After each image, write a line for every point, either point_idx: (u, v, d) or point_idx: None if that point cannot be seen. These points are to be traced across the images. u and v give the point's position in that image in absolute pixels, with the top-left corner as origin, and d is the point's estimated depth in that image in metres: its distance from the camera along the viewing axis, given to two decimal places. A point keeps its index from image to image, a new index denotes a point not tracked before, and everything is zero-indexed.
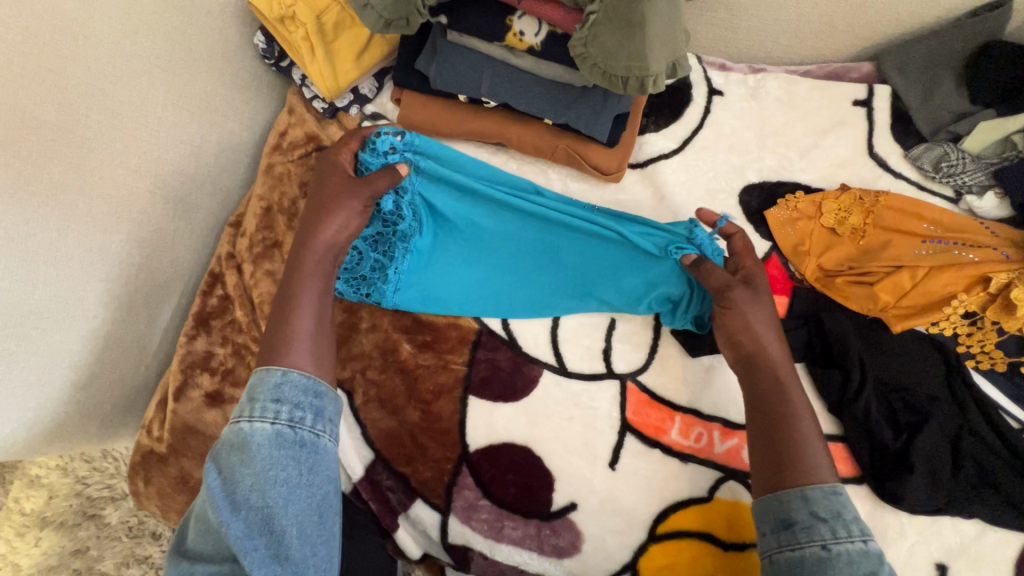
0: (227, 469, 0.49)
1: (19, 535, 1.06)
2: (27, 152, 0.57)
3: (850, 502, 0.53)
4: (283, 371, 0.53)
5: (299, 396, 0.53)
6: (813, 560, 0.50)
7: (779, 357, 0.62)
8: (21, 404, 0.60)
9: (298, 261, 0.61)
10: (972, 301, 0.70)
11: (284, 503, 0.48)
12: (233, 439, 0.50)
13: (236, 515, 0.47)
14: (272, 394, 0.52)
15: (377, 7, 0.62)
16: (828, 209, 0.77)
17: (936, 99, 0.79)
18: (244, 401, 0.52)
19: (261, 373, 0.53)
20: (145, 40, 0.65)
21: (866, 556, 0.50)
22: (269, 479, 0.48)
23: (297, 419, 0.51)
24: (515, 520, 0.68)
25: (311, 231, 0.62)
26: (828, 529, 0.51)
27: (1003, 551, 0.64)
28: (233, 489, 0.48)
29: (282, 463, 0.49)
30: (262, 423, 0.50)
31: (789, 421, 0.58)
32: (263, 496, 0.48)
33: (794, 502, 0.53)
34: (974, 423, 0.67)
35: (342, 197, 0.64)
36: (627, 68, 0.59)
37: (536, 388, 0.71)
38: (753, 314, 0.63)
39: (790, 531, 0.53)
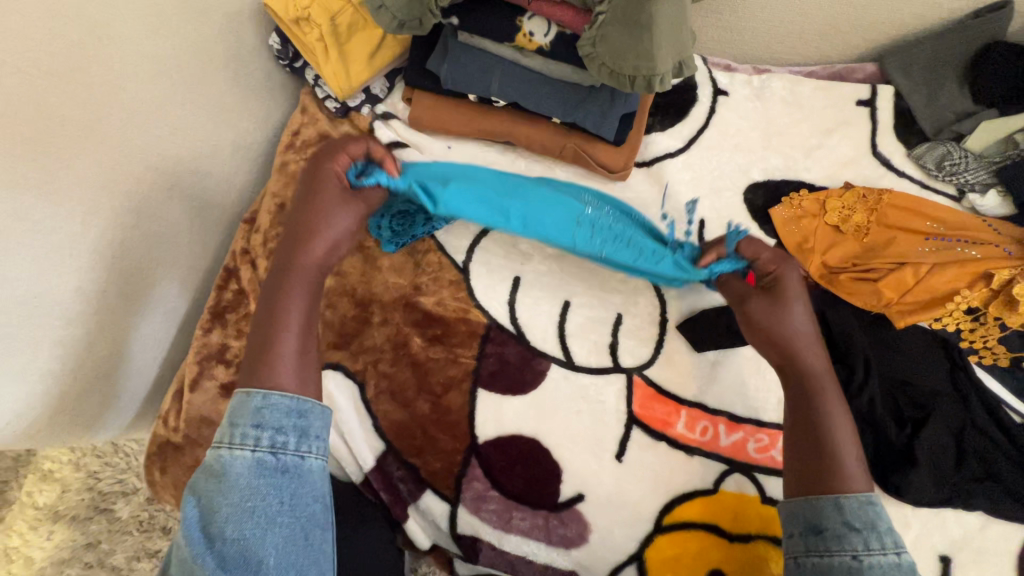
0: (206, 499, 0.49)
1: (32, 529, 1.07)
2: (54, 148, 0.58)
3: (885, 513, 0.53)
4: (263, 394, 0.52)
5: (282, 418, 0.51)
6: (844, 569, 0.50)
7: (821, 369, 0.58)
8: (45, 391, 0.62)
9: (289, 274, 0.56)
10: (974, 297, 0.71)
11: (263, 533, 0.48)
12: (213, 466, 0.50)
13: (215, 546, 0.48)
14: (252, 420, 0.51)
15: (391, 8, 0.64)
16: (831, 208, 0.78)
17: (940, 100, 0.81)
18: (225, 424, 0.52)
19: (239, 395, 0.52)
20: (166, 41, 0.67)
21: (899, 569, 0.50)
22: (245, 510, 0.48)
23: (278, 445, 0.50)
24: (523, 511, 0.69)
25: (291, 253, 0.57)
26: (861, 540, 0.51)
27: (1007, 544, 0.64)
28: (212, 520, 0.49)
29: (261, 493, 0.49)
30: (242, 450, 0.50)
31: (828, 436, 0.56)
32: (239, 528, 0.48)
33: (829, 510, 0.53)
34: (977, 418, 0.67)
35: (325, 211, 0.58)
36: (635, 67, 0.60)
37: (544, 380, 0.72)
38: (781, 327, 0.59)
39: (820, 538, 0.52)
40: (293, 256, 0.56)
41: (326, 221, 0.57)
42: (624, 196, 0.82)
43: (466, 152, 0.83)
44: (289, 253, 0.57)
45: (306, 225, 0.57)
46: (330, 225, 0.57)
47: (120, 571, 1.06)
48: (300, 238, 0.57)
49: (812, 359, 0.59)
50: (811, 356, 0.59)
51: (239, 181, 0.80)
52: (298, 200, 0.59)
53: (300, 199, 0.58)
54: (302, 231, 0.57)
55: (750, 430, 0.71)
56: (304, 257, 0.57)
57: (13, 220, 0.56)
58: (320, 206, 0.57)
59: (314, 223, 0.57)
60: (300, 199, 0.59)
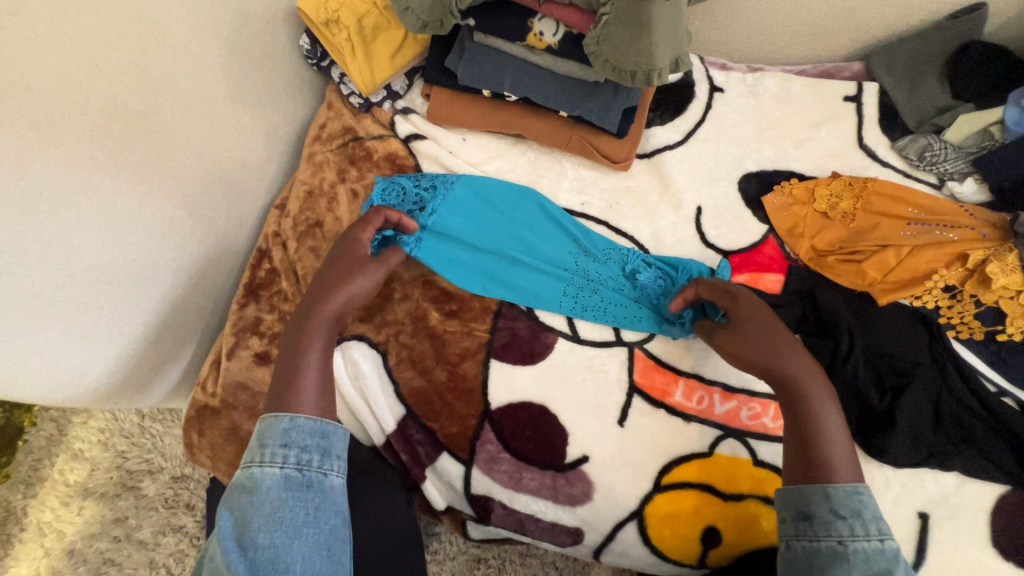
0: (239, 511, 0.56)
1: (64, 505, 1.13)
2: (116, 133, 0.65)
3: (869, 502, 0.58)
4: (290, 417, 0.61)
5: (307, 438, 0.60)
6: (829, 552, 0.57)
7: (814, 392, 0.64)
8: (103, 354, 0.69)
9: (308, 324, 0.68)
10: (951, 276, 0.77)
11: (289, 542, 0.55)
12: (244, 483, 0.58)
13: (247, 554, 0.54)
14: (281, 440, 0.60)
15: (416, 10, 0.71)
16: (819, 195, 0.84)
17: (922, 94, 0.87)
18: (256, 446, 0.60)
19: (269, 420, 0.60)
20: (211, 40, 0.75)
21: (881, 554, 0.55)
22: (275, 520, 0.56)
23: (304, 462, 0.59)
24: (532, 471, 0.75)
25: (316, 303, 0.69)
26: (846, 526, 0.57)
27: (981, 502, 0.69)
28: (245, 529, 0.55)
29: (288, 505, 0.57)
30: (271, 467, 0.58)
31: (812, 430, 0.62)
32: (270, 536, 0.55)
33: (818, 499, 0.59)
34: (954, 387, 0.73)
35: (349, 265, 0.71)
36: (635, 63, 0.67)
37: (552, 352, 0.78)
38: (771, 356, 0.65)
39: (809, 523, 0.59)
40: (313, 309, 0.68)
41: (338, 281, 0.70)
42: (626, 185, 0.88)
43: (481, 144, 0.89)
44: (308, 306, 0.69)
45: (330, 280, 0.70)
46: (343, 282, 0.70)
47: (146, 546, 1.11)
48: (319, 293, 0.70)
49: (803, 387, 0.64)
50: (784, 360, 0.65)
51: (271, 171, 0.87)
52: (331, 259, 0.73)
53: (334, 257, 0.73)
54: (324, 283, 0.71)
55: (743, 399, 0.76)
56: (323, 307, 0.68)
57: (82, 195, 0.63)
58: (340, 265, 0.71)
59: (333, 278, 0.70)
60: (331, 259, 0.73)
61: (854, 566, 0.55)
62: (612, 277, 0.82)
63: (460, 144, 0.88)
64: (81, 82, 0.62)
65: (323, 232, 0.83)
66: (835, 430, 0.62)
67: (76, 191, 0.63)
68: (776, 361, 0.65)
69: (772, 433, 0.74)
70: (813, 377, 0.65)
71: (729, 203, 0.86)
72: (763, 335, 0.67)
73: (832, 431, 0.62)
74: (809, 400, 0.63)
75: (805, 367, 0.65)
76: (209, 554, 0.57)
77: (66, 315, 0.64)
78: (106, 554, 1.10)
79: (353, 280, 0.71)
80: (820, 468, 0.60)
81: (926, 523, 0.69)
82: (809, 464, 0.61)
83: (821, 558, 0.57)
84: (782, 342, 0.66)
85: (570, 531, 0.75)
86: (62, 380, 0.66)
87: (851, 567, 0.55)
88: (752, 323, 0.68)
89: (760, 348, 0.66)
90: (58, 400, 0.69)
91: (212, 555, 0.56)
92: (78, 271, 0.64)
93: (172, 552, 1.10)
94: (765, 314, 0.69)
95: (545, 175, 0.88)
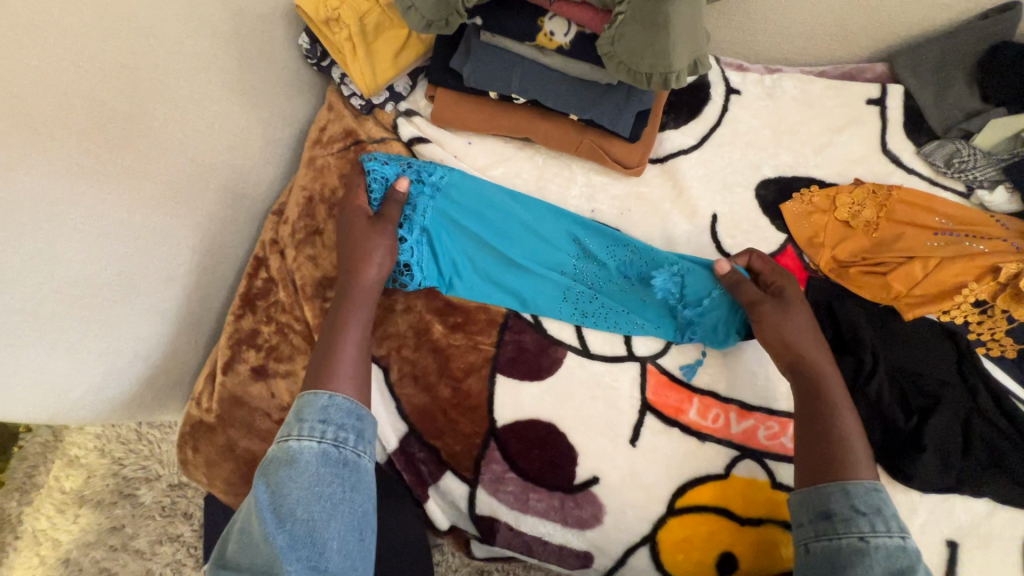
0: (275, 484, 0.57)
1: (60, 512, 1.10)
2: (103, 140, 0.63)
3: (888, 501, 0.58)
4: (330, 395, 0.62)
5: (342, 417, 0.62)
6: (849, 549, 0.56)
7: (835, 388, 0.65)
8: (92, 369, 0.66)
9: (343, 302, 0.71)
10: (983, 290, 0.73)
11: (327, 518, 0.56)
12: (280, 456, 0.58)
13: (283, 527, 0.55)
14: (319, 416, 0.61)
15: (420, 9, 0.67)
16: (841, 203, 0.80)
17: (949, 99, 0.82)
18: (292, 420, 0.61)
19: (309, 395, 0.62)
20: (205, 39, 0.71)
21: (903, 552, 0.54)
22: (315, 494, 0.56)
23: (341, 439, 0.60)
24: (540, 492, 0.72)
25: (351, 277, 0.71)
26: (867, 522, 0.56)
27: (1013, 531, 0.66)
28: (281, 502, 0.56)
29: (326, 481, 0.57)
30: (310, 441, 0.59)
31: (832, 422, 0.63)
32: (308, 510, 0.56)
33: (836, 496, 0.59)
34: (984, 407, 0.69)
35: (371, 237, 0.73)
36: (651, 65, 0.63)
37: (561, 367, 0.75)
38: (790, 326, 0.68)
39: (828, 522, 0.58)
40: (350, 281, 0.71)
41: (363, 255, 0.71)
42: (638, 191, 0.84)
43: (488, 148, 0.86)
44: (345, 281, 0.71)
45: (356, 255, 0.72)
46: (371, 254, 0.71)
47: (143, 555, 1.08)
48: (351, 268, 0.72)
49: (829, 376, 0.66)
50: (806, 346, 0.67)
51: (269, 175, 0.84)
52: (342, 234, 0.74)
53: (344, 238, 0.74)
54: (349, 258, 0.72)
55: (761, 418, 0.73)
56: (358, 283, 0.71)
57: (67, 204, 0.61)
58: (361, 238, 0.73)
59: (356, 254, 0.72)
60: (343, 234, 0.74)
61: (877, 563, 0.54)
62: (619, 277, 0.78)
63: (466, 148, 0.85)
64: (66, 86, 0.59)
65: (323, 240, 0.79)
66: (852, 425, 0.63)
67: (61, 200, 0.60)
68: (798, 348, 0.67)
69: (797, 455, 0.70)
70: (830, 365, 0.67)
71: (745, 211, 0.82)
72: (805, 320, 0.69)
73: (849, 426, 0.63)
74: (832, 387, 0.65)
75: (823, 357, 0.67)
76: (239, 524, 0.57)
77: (50, 331, 0.62)
78: (101, 564, 1.07)
79: (385, 255, 0.72)
80: (844, 447, 0.61)
81: (954, 552, 0.66)
82: (828, 443, 0.62)
83: (843, 557, 0.56)
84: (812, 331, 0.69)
85: (579, 554, 0.72)
86: (46, 398, 0.64)
87: (874, 565, 0.54)
88: (795, 306, 0.70)
89: (794, 329, 0.68)
90: (45, 418, 0.66)
91: (244, 526, 0.56)
92: (65, 282, 0.62)
93: (169, 561, 1.07)
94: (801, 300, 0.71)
95: (553, 180, 0.84)
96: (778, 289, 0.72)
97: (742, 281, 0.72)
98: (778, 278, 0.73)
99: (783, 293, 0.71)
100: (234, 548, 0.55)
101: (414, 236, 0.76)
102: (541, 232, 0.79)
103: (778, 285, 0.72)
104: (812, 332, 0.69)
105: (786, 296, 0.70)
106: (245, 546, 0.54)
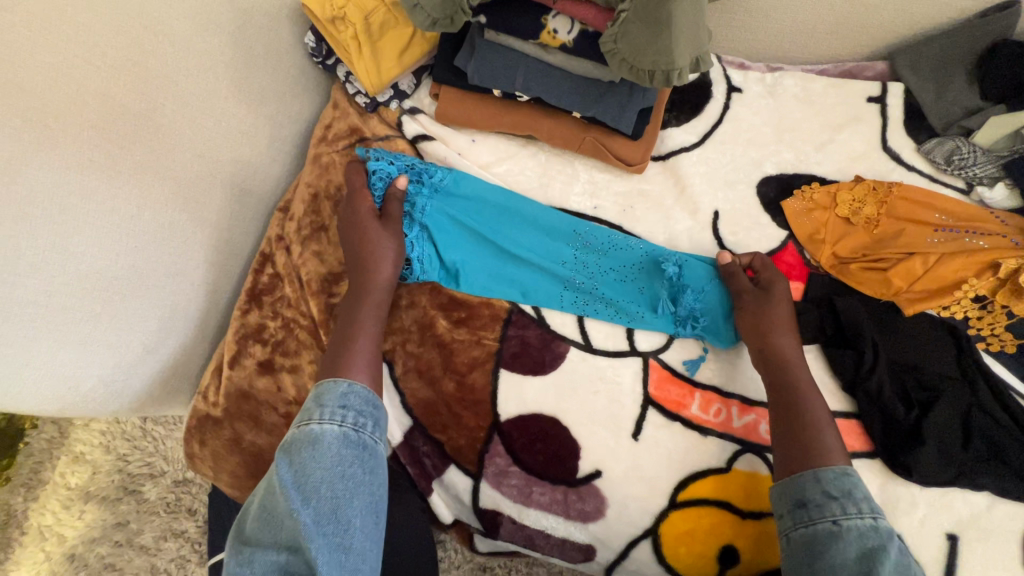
0: (299, 463, 0.58)
1: (65, 508, 1.11)
2: (113, 136, 0.63)
3: (858, 483, 0.60)
4: (349, 382, 0.65)
5: (361, 404, 0.64)
6: (825, 534, 0.57)
7: (806, 382, 0.68)
8: (102, 363, 0.67)
9: (357, 299, 0.72)
10: (982, 286, 0.74)
11: (350, 497, 0.58)
12: (302, 438, 0.60)
13: (308, 504, 0.56)
14: (340, 401, 0.63)
15: (426, 7, 0.68)
16: (842, 200, 0.81)
17: (948, 96, 0.83)
18: (312, 405, 0.63)
19: (330, 382, 0.64)
20: (213, 37, 0.72)
21: (875, 532, 0.56)
22: (338, 474, 0.58)
23: (361, 424, 0.62)
24: (543, 486, 0.72)
25: (365, 275, 0.73)
26: (839, 505, 0.58)
27: (1012, 524, 0.66)
28: (305, 480, 0.57)
29: (348, 462, 0.59)
30: (332, 425, 0.61)
31: (804, 415, 0.65)
32: (332, 489, 0.57)
33: (808, 483, 0.61)
34: (983, 401, 0.70)
35: (377, 234, 0.75)
36: (654, 62, 0.63)
37: (564, 362, 0.75)
38: (772, 319, 0.71)
39: (804, 510, 0.60)
40: (364, 278, 0.73)
41: (375, 253, 0.74)
42: (640, 188, 0.85)
43: (491, 145, 0.86)
44: (357, 279, 0.73)
45: (366, 253, 0.74)
46: (381, 251, 0.74)
47: (147, 551, 1.08)
48: (362, 265, 0.73)
49: (800, 370, 0.69)
50: (779, 339, 0.70)
51: (275, 172, 0.85)
52: (346, 232, 0.76)
53: (348, 234, 0.76)
54: (359, 256, 0.74)
55: (762, 412, 0.73)
56: (371, 280, 0.73)
57: (78, 198, 0.62)
58: (372, 237, 0.74)
59: (368, 253, 0.74)
60: (348, 232, 0.76)
61: (850, 545, 0.56)
62: (618, 268, 0.79)
63: (469, 146, 0.86)
64: (77, 82, 0.60)
65: (328, 236, 0.80)
66: (823, 416, 0.65)
67: (72, 195, 0.61)
68: (773, 341, 0.70)
69: None
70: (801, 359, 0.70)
71: (747, 208, 0.83)
72: (784, 314, 0.72)
73: (820, 417, 0.65)
74: (802, 381, 0.67)
75: (795, 350, 0.70)
76: (261, 504, 0.57)
77: (61, 324, 0.62)
78: (107, 559, 1.08)
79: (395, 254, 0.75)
80: (818, 436, 0.63)
81: (954, 545, 0.66)
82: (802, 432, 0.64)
83: (819, 542, 0.57)
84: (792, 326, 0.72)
85: (581, 547, 0.72)
86: (57, 390, 0.65)
87: (848, 547, 0.56)
88: (776, 301, 0.72)
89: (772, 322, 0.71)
90: (55, 410, 0.67)
91: (267, 504, 0.57)
92: (76, 277, 0.62)
93: (173, 557, 1.08)
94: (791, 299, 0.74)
95: (556, 177, 0.85)
96: (766, 284, 0.74)
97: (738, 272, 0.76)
98: (766, 274, 0.76)
99: (767, 287, 0.74)
100: (257, 527, 0.56)
101: (418, 233, 0.78)
102: (544, 230, 0.80)
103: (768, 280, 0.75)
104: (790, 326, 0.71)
105: (772, 291, 0.73)
106: (269, 523, 0.56)
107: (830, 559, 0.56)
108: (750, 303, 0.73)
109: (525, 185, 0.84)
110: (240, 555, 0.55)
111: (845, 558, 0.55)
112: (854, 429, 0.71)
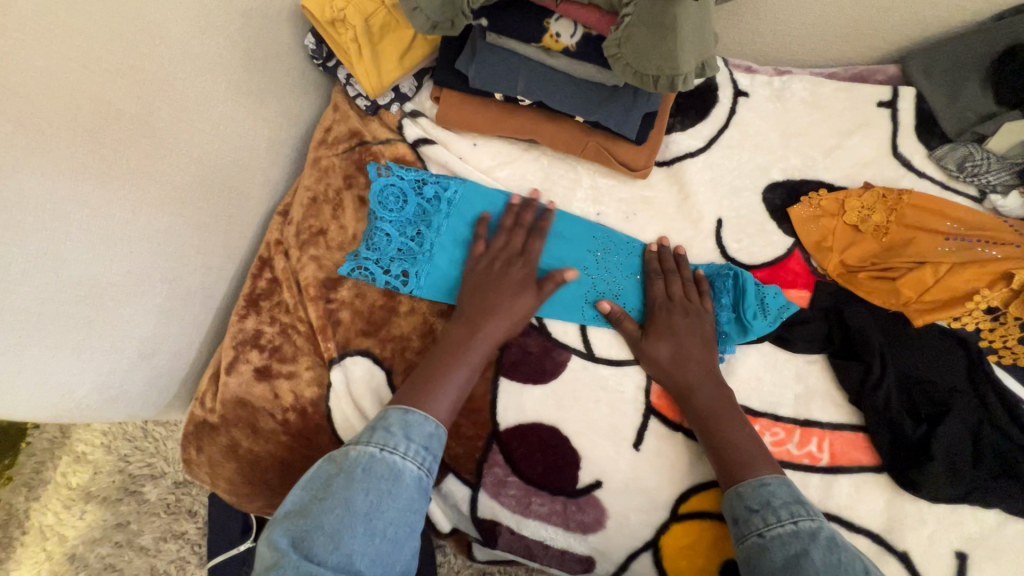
0: (376, 493, 0.58)
1: (66, 508, 1.10)
2: (108, 140, 0.63)
3: (777, 491, 0.61)
4: (437, 425, 0.65)
5: (436, 450, 0.64)
6: (753, 548, 0.58)
7: (713, 405, 0.68)
8: (95, 369, 0.66)
9: (463, 344, 0.70)
10: (994, 297, 0.71)
11: (406, 539, 0.58)
12: (385, 469, 0.59)
13: (372, 539, 0.56)
14: (423, 442, 0.63)
15: (425, 10, 0.67)
16: (850, 207, 0.79)
17: (961, 102, 0.81)
18: (395, 434, 0.62)
19: (423, 419, 0.64)
20: (211, 40, 0.72)
21: (797, 537, 0.57)
22: (405, 517, 0.58)
23: (431, 470, 0.63)
24: (542, 497, 0.71)
25: (481, 326, 0.70)
26: (760, 518, 0.59)
27: (1023, 542, 0.65)
28: (377, 512, 0.57)
29: (415, 506, 0.60)
30: (412, 464, 0.61)
31: (721, 441, 0.65)
32: (396, 529, 0.57)
33: (733, 501, 0.62)
34: (995, 416, 0.68)
35: (508, 292, 0.72)
36: (658, 68, 0.62)
37: (564, 371, 0.74)
38: (670, 348, 0.71)
39: (736, 528, 0.61)
40: (483, 326, 0.70)
41: (509, 307, 0.72)
42: (644, 195, 0.84)
43: (495, 150, 0.85)
44: (476, 319, 0.71)
45: (493, 306, 0.71)
46: (512, 308, 0.72)
47: (148, 552, 1.07)
48: (489, 315, 0.71)
49: (708, 398, 0.68)
50: (681, 372, 0.69)
51: (274, 176, 0.84)
52: (481, 274, 0.74)
53: (488, 278, 0.73)
54: (488, 305, 0.71)
55: (767, 424, 0.71)
56: (488, 332, 0.70)
57: (71, 203, 0.60)
58: (509, 289, 0.72)
59: (504, 305, 0.72)
60: (486, 275, 0.73)
61: (775, 555, 0.57)
62: (632, 272, 0.78)
63: (470, 150, 0.84)
64: (72, 86, 0.59)
65: (327, 240, 0.80)
66: (740, 435, 0.66)
67: (65, 200, 0.60)
68: (675, 375, 0.70)
69: (815, 463, 0.69)
70: (704, 382, 0.69)
71: (753, 215, 0.81)
72: (665, 349, 0.71)
73: (735, 438, 0.65)
74: (713, 409, 0.67)
75: (700, 376, 0.69)
76: (317, 518, 0.55)
77: (53, 331, 0.62)
78: (107, 560, 1.07)
79: (524, 316, 0.72)
80: (728, 455, 0.64)
81: (963, 563, 0.65)
82: (716, 453, 0.65)
83: (751, 558, 0.58)
84: (690, 352, 0.70)
85: (580, 558, 0.72)
86: (50, 397, 0.64)
87: (773, 556, 0.57)
88: (665, 334, 0.71)
89: (662, 358, 0.70)
90: (50, 416, 0.67)
91: (326, 521, 0.55)
92: (68, 283, 0.62)
93: (173, 559, 1.07)
94: (698, 310, 0.73)
95: (559, 183, 0.84)
96: (649, 316, 0.73)
97: (622, 313, 0.74)
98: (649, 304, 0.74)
99: (652, 322, 0.73)
100: (310, 536, 0.54)
101: (423, 248, 0.77)
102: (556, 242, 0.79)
103: (649, 313, 0.74)
104: (684, 353, 0.70)
105: (659, 321, 0.72)
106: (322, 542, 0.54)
107: (760, 572, 0.57)
108: (636, 343, 0.72)
109: (527, 190, 0.83)
110: (288, 563, 0.52)
111: (770, 568, 0.56)
112: (861, 443, 0.70)
